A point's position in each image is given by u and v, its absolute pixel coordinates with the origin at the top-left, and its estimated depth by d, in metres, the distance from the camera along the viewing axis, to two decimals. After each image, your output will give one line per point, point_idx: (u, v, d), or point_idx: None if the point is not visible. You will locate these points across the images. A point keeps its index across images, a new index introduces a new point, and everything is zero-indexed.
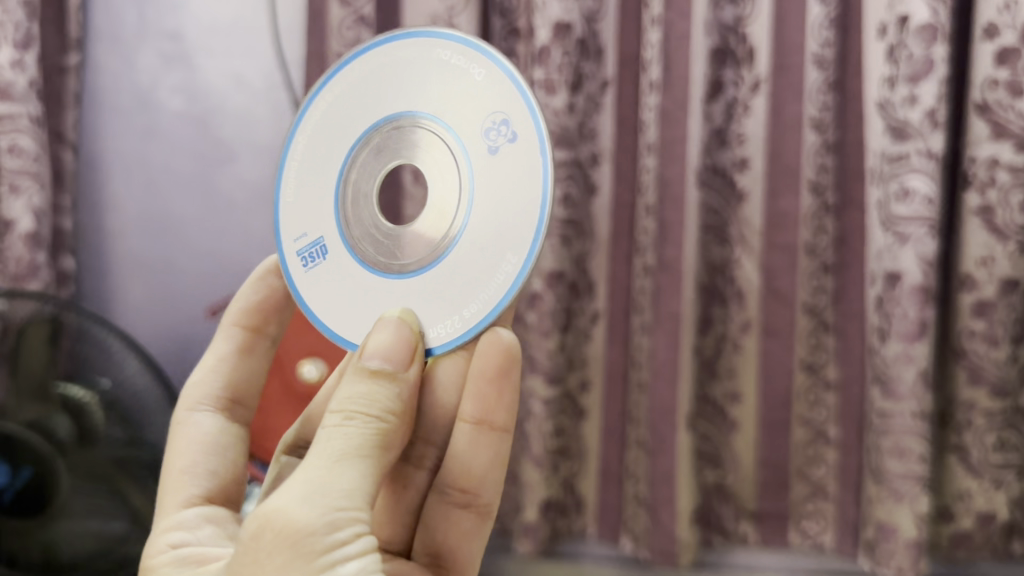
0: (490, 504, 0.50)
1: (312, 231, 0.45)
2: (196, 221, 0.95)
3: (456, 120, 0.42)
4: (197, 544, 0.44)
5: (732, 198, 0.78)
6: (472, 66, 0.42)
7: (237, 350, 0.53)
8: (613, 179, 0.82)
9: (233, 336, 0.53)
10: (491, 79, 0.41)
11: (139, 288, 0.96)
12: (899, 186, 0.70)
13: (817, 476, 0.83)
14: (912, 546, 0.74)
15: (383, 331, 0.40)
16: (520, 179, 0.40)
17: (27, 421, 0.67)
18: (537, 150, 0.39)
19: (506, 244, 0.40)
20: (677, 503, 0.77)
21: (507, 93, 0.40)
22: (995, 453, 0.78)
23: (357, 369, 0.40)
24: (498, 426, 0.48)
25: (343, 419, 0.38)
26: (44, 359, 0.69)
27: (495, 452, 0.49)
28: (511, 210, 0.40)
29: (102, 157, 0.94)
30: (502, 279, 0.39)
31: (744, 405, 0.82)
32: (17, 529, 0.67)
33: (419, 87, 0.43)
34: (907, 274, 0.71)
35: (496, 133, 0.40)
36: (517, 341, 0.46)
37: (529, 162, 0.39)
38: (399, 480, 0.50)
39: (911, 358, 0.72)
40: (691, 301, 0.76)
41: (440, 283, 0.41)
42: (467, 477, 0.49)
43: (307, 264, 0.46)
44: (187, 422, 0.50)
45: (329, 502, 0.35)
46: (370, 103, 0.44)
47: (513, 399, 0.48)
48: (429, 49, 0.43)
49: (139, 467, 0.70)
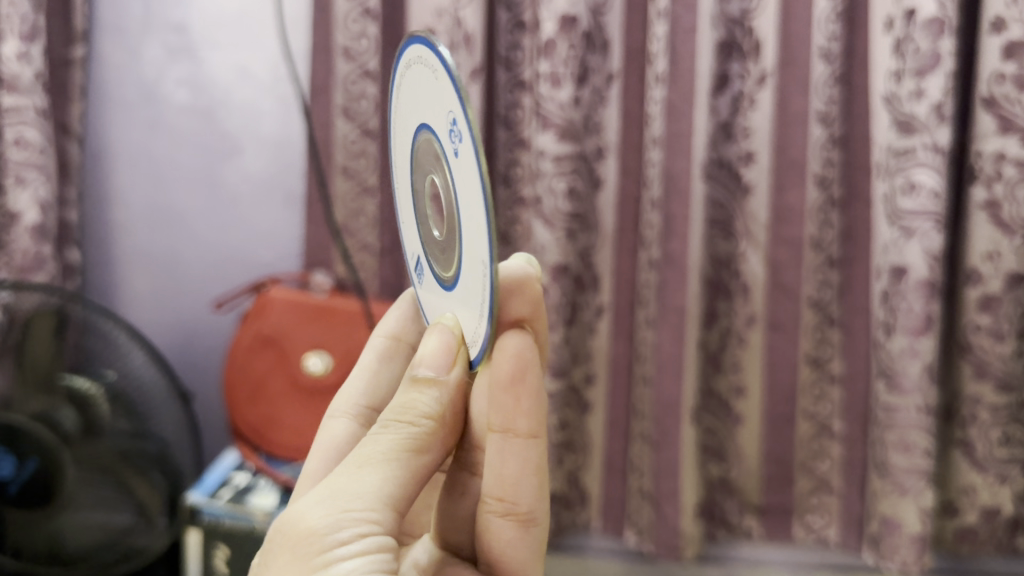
0: (532, 510, 0.47)
1: (415, 248, 0.47)
2: (202, 216, 0.95)
3: (433, 123, 0.37)
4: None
5: (738, 191, 0.78)
6: (425, 60, 0.36)
7: (380, 360, 0.55)
8: (619, 173, 0.82)
9: (379, 347, 0.55)
10: (435, 76, 0.35)
11: (146, 280, 0.96)
12: (905, 180, 0.70)
13: (821, 470, 0.84)
14: (918, 541, 0.74)
15: (428, 339, 0.41)
16: (474, 189, 0.34)
17: (33, 413, 0.67)
18: (470, 154, 0.33)
19: (482, 255, 0.35)
20: (682, 496, 0.78)
21: (445, 90, 0.34)
22: (1001, 448, 0.78)
23: (409, 379, 0.42)
24: (523, 434, 0.44)
25: (382, 427, 0.40)
26: (51, 351, 0.69)
27: (525, 460, 0.45)
28: (477, 223, 0.35)
29: (109, 149, 0.94)
30: (489, 291, 0.35)
31: (749, 399, 0.82)
32: (21, 522, 0.67)
33: (413, 90, 0.39)
34: (913, 268, 0.71)
35: (450, 137, 0.35)
36: (522, 345, 0.41)
37: (470, 169, 0.33)
38: (457, 487, 0.51)
39: (917, 353, 0.72)
40: (696, 295, 0.76)
41: (466, 294, 0.39)
42: (502, 487, 0.46)
43: (421, 280, 0.48)
44: (328, 424, 0.54)
45: (337, 504, 0.37)
46: (402, 112, 0.42)
47: (535, 401, 0.44)
48: (407, 47, 0.38)
49: (143, 459, 0.72)
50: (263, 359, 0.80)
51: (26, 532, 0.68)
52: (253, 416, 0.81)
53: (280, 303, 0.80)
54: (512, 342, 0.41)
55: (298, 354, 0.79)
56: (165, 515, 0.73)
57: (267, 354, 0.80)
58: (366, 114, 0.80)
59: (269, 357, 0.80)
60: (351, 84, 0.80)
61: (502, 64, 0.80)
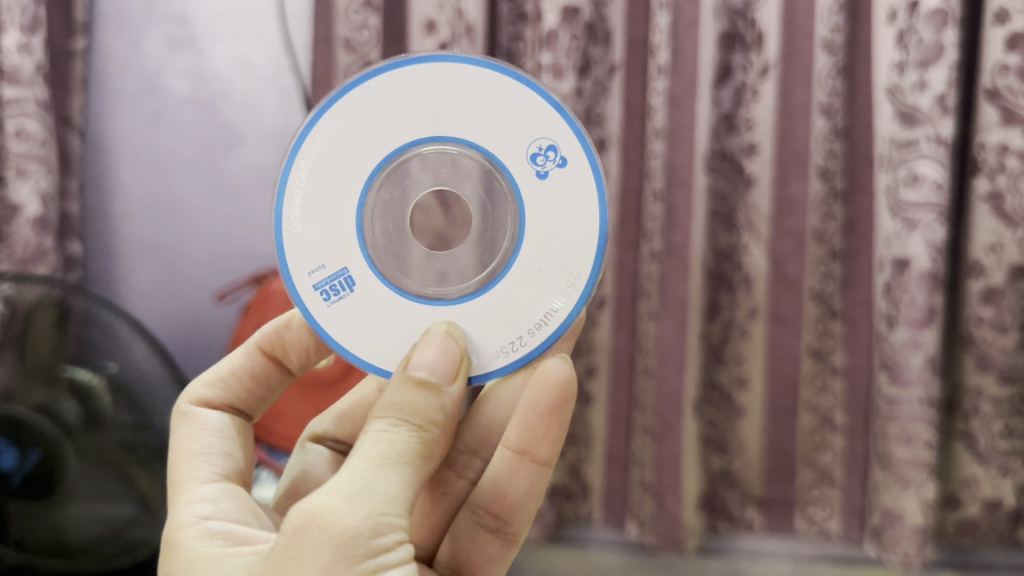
0: (518, 532, 0.50)
1: (331, 261, 0.43)
2: (203, 206, 0.95)
3: (500, 146, 0.43)
4: (227, 522, 0.41)
5: (740, 183, 0.78)
6: (506, 92, 0.43)
7: (255, 374, 0.50)
8: (622, 165, 0.81)
9: (256, 362, 0.50)
10: (530, 106, 0.43)
11: (149, 274, 0.96)
12: (908, 172, 0.70)
13: (823, 462, 0.84)
14: (919, 532, 0.74)
15: (427, 349, 0.41)
16: (573, 206, 0.43)
17: (35, 405, 0.68)
18: (589, 176, 0.43)
19: (567, 261, 0.43)
20: (683, 489, 0.78)
21: (550, 119, 0.43)
22: (1002, 440, 0.78)
23: (402, 378, 0.39)
24: (540, 459, 0.49)
25: (386, 425, 0.38)
26: (52, 342, 0.70)
27: (532, 484, 0.49)
28: (568, 233, 0.43)
29: (110, 142, 0.94)
30: (567, 298, 0.43)
31: (752, 393, 0.81)
32: (24, 513, 0.68)
33: (451, 111, 0.43)
34: (915, 260, 0.71)
35: (544, 159, 0.43)
36: (572, 373, 0.46)
37: (584, 189, 0.43)
38: (441, 486, 0.52)
39: (919, 345, 0.72)
40: (698, 287, 0.76)
41: (502, 304, 0.43)
42: (500, 503, 0.49)
43: (329, 299, 0.43)
44: (197, 417, 0.47)
45: (374, 505, 0.35)
46: (388, 127, 0.43)
47: (560, 433, 0.48)
48: (460, 72, 0.43)
49: (145, 450, 0.71)
50: None
51: (30, 523, 0.68)
52: None
53: (280, 294, 0.81)
54: (556, 367, 0.46)
55: None
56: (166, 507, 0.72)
57: None
58: None
59: None
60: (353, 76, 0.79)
61: (504, 55, 0.80)
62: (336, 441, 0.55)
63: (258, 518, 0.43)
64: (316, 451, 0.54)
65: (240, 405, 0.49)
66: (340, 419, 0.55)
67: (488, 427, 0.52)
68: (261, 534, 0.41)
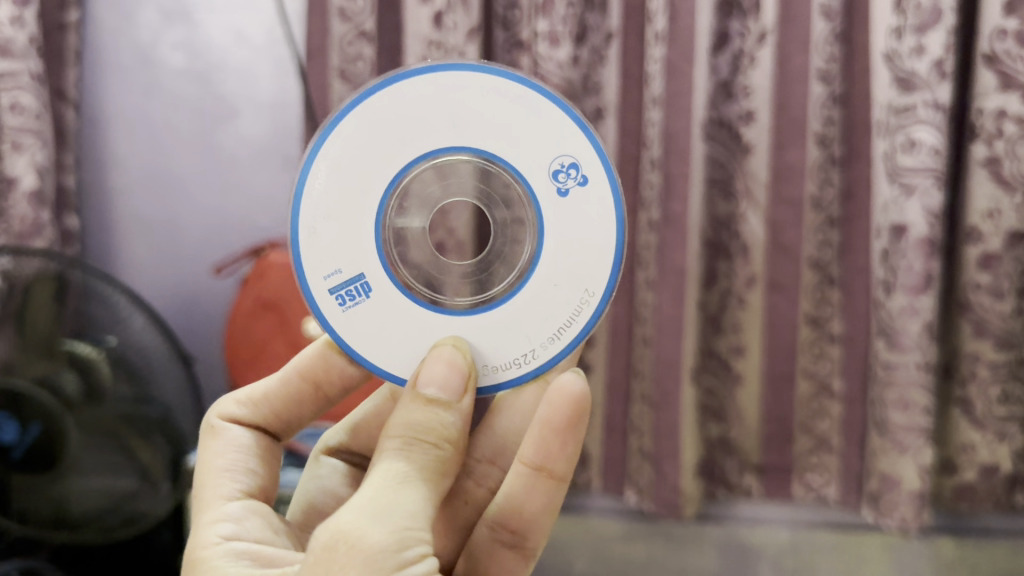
0: (535, 546, 0.50)
1: (348, 266, 0.42)
2: (198, 178, 0.94)
3: (521, 157, 0.43)
4: (250, 541, 0.41)
5: (738, 151, 0.77)
6: (529, 104, 0.43)
7: (286, 398, 0.48)
8: (618, 134, 0.81)
9: (291, 385, 0.48)
10: (552, 122, 0.43)
11: (144, 245, 0.96)
12: (905, 137, 0.70)
13: (821, 429, 0.84)
14: (916, 497, 0.75)
15: (437, 362, 0.40)
16: (592, 223, 0.43)
17: (35, 378, 0.70)
18: (608, 196, 0.43)
19: (584, 274, 0.43)
20: (682, 456, 0.79)
21: (572, 136, 0.43)
22: (999, 406, 0.78)
23: (412, 396, 0.40)
24: (556, 474, 0.48)
25: (403, 444, 0.38)
26: (50, 317, 0.72)
27: (549, 499, 0.49)
28: (585, 249, 0.43)
29: (105, 115, 0.93)
30: (581, 315, 0.43)
31: (748, 359, 0.82)
32: (29, 486, 0.71)
33: (472, 121, 0.42)
34: (913, 226, 0.71)
35: (565, 176, 0.43)
36: (587, 390, 0.46)
37: (602, 208, 0.43)
38: (460, 496, 0.52)
39: (916, 311, 0.72)
40: (696, 256, 0.76)
41: (520, 318, 0.43)
42: (517, 519, 0.49)
43: (345, 303, 0.42)
44: (223, 433, 0.46)
45: (397, 519, 0.35)
46: (409, 132, 0.42)
47: (577, 447, 0.48)
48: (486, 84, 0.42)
49: (146, 423, 0.74)
50: (264, 323, 0.82)
51: (29, 498, 0.71)
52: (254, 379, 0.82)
53: (278, 267, 0.82)
54: (571, 381, 0.46)
55: (299, 317, 0.80)
56: (168, 480, 0.75)
57: (268, 319, 0.81)
58: (365, 76, 0.79)
59: (270, 320, 0.81)
60: (347, 45, 0.78)
61: (499, 22, 0.79)
62: (351, 454, 0.54)
63: (282, 537, 0.43)
64: (330, 465, 0.53)
65: (270, 428, 0.48)
66: (354, 431, 0.53)
67: (503, 436, 0.52)
68: (290, 559, 0.40)
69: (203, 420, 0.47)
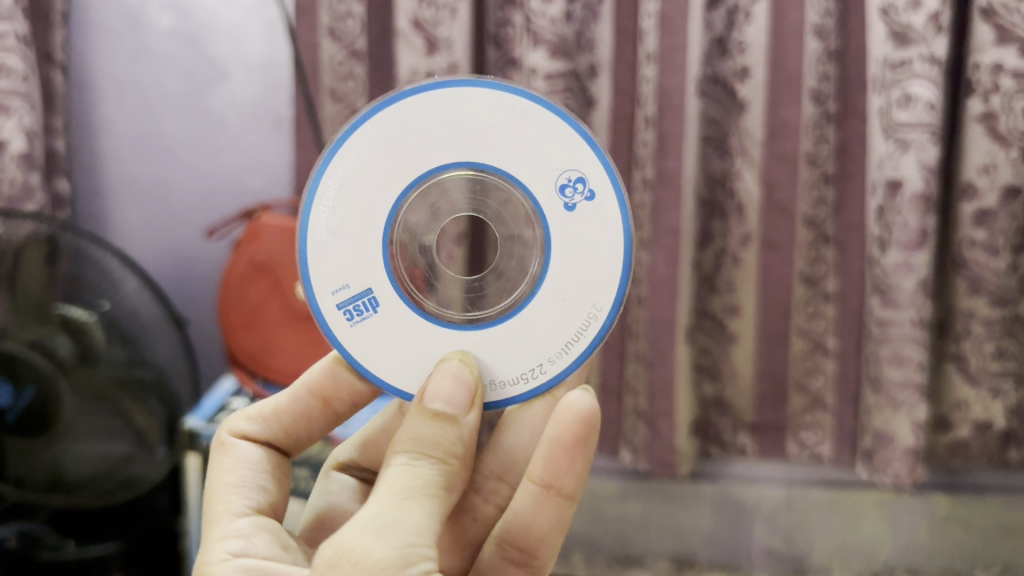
0: (544, 563, 0.50)
1: (355, 282, 0.43)
2: (189, 142, 0.93)
3: (527, 173, 0.43)
4: (258, 558, 0.41)
5: (733, 108, 0.77)
6: (537, 120, 0.43)
7: (299, 415, 0.49)
8: (612, 92, 0.80)
9: (302, 402, 0.49)
10: (560, 138, 0.43)
11: (136, 209, 0.95)
12: (901, 93, 0.70)
13: (816, 386, 0.84)
14: (911, 453, 0.75)
15: (444, 377, 0.41)
16: (600, 238, 0.43)
17: (29, 342, 0.72)
18: (616, 210, 0.43)
19: (590, 287, 0.43)
20: (677, 414, 0.79)
21: (579, 151, 0.43)
22: (994, 361, 0.78)
23: (418, 410, 0.40)
24: (566, 492, 0.48)
25: (409, 460, 0.39)
26: (43, 279, 0.72)
27: (559, 516, 0.49)
28: (592, 263, 0.43)
29: (95, 79, 0.92)
30: (588, 328, 0.43)
31: (743, 318, 0.81)
32: (24, 450, 0.73)
33: (479, 136, 0.43)
34: (909, 181, 0.70)
35: (572, 191, 0.43)
36: (594, 408, 0.45)
37: (608, 222, 0.43)
38: (467, 513, 0.52)
39: (912, 267, 0.72)
40: (691, 215, 0.76)
41: (527, 330, 0.43)
42: (526, 537, 0.49)
43: (353, 318, 0.43)
44: (232, 450, 0.46)
45: (401, 537, 0.36)
46: (416, 149, 0.43)
47: (586, 467, 0.47)
48: (493, 100, 0.43)
49: (139, 386, 0.76)
50: (256, 287, 0.81)
51: (27, 464, 0.73)
52: (248, 342, 0.83)
53: (271, 231, 0.81)
54: (579, 399, 0.45)
55: (291, 280, 0.80)
56: (164, 444, 0.78)
57: (260, 282, 0.81)
58: (355, 34, 0.78)
59: (263, 284, 0.81)
60: (337, 2, 0.77)
61: None
62: (360, 469, 0.54)
63: (291, 554, 0.43)
64: (341, 480, 0.54)
65: (279, 446, 0.48)
66: (365, 445, 0.54)
67: (512, 453, 0.53)
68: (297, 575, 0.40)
69: (214, 436, 0.47)
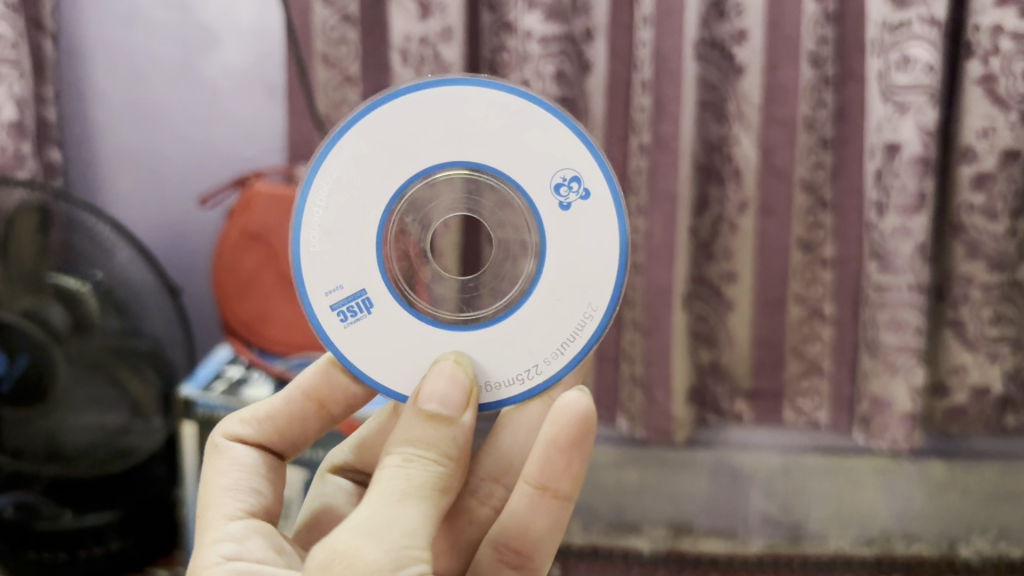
0: (540, 563, 0.50)
1: (350, 282, 0.44)
2: (182, 110, 0.93)
3: (521, 173, 0.44)
4: (251, 561, 0.41)
5: (731, 71, 0.76)
6: (532, 119, 0.43)
7: (294, 417, 0.49)
8: (609, 56, 0.79)
9: (296, 404, 0.49)
10: (553, 137, 0.43)
11: (129, 177, 0.95)
12: (899, 55, 0.69)
13: (812, 352, 0.84)
14: (908, 418, 0.75)
15: (439, 377, 0.41)
16: (594, 238, 0.44)
17: (23, 311, 0.71)
18: (610, 209, 0.44)
19: (584, 286, 0.44)
20: (673, 381, 0.79)
21: (573, 150, 0.44)
22: (992, 326, 0.78)
23: (413, 411, 0.41)
24: (561, 494, 0.48)
25: (403, 461, 0.39)
26: (35, 249, 0.71)
27: (555, 518, 0.49)
28: (586, 263, 0.44)
29: (85, 44, 0.90)
30: (583, 327, 0.44)
31: (741, 286, 0.81)
32: (19, 419, 0.73)
33: (474, 136, 0.43)
34: (906, 144, 0.70)
35: (567, 190, 0.44)
36: (591, 408, 0.45)
37: (603, 221, 0.44)
38: (464, 515, 0.53)
39: (910, 231, 0.72)
40: (687, 180, 0.75)
41: (521, 328, 0.44)
42: (522, 539, 0.49)
43: (347, 320, 0.44)
44: (226, 452, 0.46)
45: (394, 539, 0.36)
46: (411, 150, 0.44)
47: (581, 469, 0.48)
48: (487, 101, 0.43)
49: (136, 357, 0.77)
50: (252, 254, 0.81)
51: (23, 434, 0.73)
52: (244, 311, 0.82)
53: (266, 199, 0.79)
54: (576, 400, 0.45)
55: (286, 248, 0.80)
56: (159, 414, 0.78)
57: (256, 250, 0.80)
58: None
59: (259, 251, 0.81)
60: None
61: None
62: (355, 472, 0.54)
63: (285, 558, 0.43)
64: (336, 483, 0.54)
65: (274, 448, 0.48)
66: (361, 449, 0.54)
67: (508, 454, 0.53)
68: None
69: (208, 440, 0.47)
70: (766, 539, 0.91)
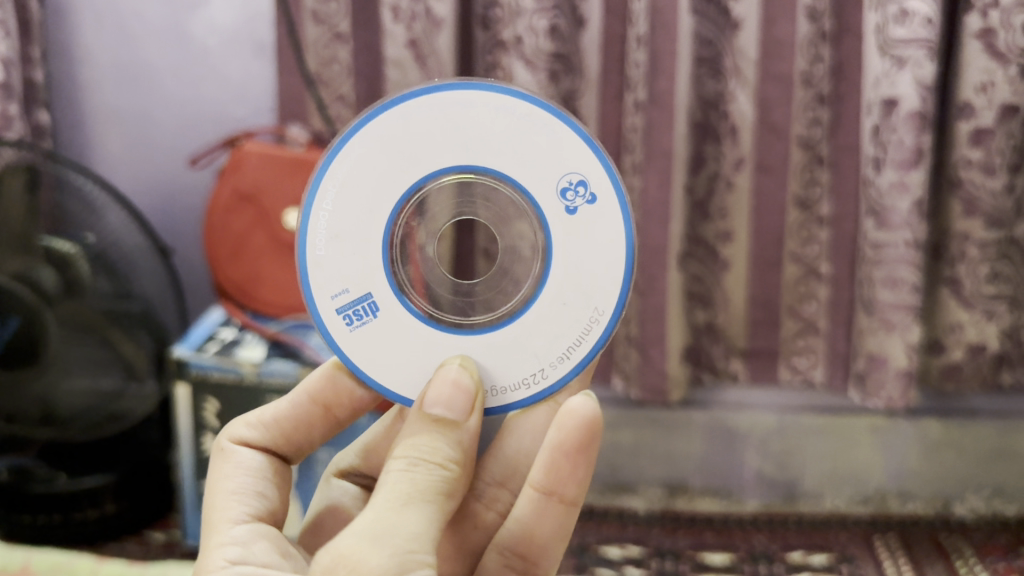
0: (546, 567, 0.48)
1: (354, 286, 0.41)
2: (170, 71, 0.91)
3: (527, 175, 0.41)
4: (256, 565, 0.39)
5: (727, 26, 0.75)
6: (536, 124, 0.41)
7: (299, 421, 0.47)
8: (603, 11, 0.77)
9: (303, 408, 0.47)
10: (558, 140, 0.41)
11: (119, 140, 0.94)
12: (898, 7, 0.68)
13: (808, 312, 0.83)
14: (903, 375, 0.75)
15: (442, 383, 0.40)
16: (603, 242, 0.41)
17: (14, 274, 0.70)
18: (619, 216, 0.41)
19: (592, 292, 0.42)
20: (668, 341, 0.79)
21: (581, 153, 0.41)
22: (988, 284, 0.77)
23: (417, 417, 0.39)
24: (567, 498, 0.46)
25: (408, 465, 0.38)
26: (23, 210, 0.70)
27: (562, 522, 0.47)
28: (594, 269, 0.41)
29: (71, 4, 0.89)
30: (590, 333, 0.42)
31: (735, 245, 0.81)
32: (14, 381, 0.73)
33: (479, 138, 0.41)
34: (904, 99, 0.69)
35: (573, 194, 0.41)
36: (598, 412, 0.42)
37: (610, 228, 0.41)
38: (469, 521, 0.50)
39: (907, 187, 0.71)
40: (683, 138, 0.74)
41: (530, 335, 0.42)
42: (529, 544, 0.47)
43: (354, 324, 0.42)
44: (233, 455, 0.45)
45: (399, 543, 0.35)
46: (413, 153, 0.41)
47: (588, 473, 0.45)
48: (493, 104, 0.41)
49: (128, 319, 0.76)
50: (241, 216, 0.79)
51: (19, 397, 0.74)
52: (235, 273, 0.81)
53: (254, 159, 0.78)
54: (582, 405, 0.42)
55: (275, 208, 0.78)
56: (153, 377, 0.78)
57: (245, 211, 0.79)
58: None
59: (248, 213, 0.79)
60: None
61: None
62: (362, 476, 0.51)
63: (290, 563, 0.41)
64: (342, 488, 0.51)
65: (278, 453, 0.46)
66: (367, 453, 0.51)
67: (514, 458, 0.50)
68: None
69: (215, 443, 0.46)
70: (762, 498, 0.92)
